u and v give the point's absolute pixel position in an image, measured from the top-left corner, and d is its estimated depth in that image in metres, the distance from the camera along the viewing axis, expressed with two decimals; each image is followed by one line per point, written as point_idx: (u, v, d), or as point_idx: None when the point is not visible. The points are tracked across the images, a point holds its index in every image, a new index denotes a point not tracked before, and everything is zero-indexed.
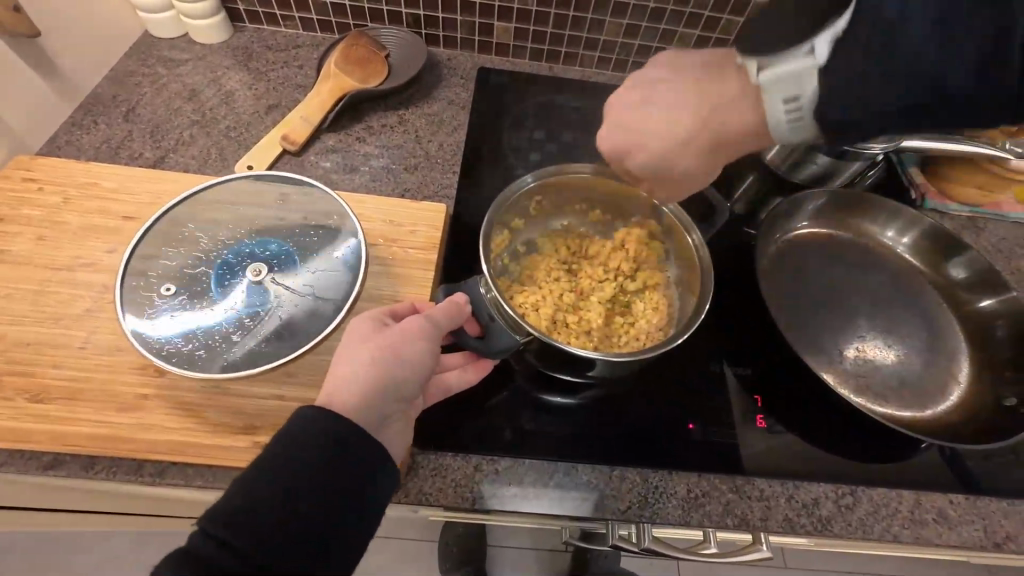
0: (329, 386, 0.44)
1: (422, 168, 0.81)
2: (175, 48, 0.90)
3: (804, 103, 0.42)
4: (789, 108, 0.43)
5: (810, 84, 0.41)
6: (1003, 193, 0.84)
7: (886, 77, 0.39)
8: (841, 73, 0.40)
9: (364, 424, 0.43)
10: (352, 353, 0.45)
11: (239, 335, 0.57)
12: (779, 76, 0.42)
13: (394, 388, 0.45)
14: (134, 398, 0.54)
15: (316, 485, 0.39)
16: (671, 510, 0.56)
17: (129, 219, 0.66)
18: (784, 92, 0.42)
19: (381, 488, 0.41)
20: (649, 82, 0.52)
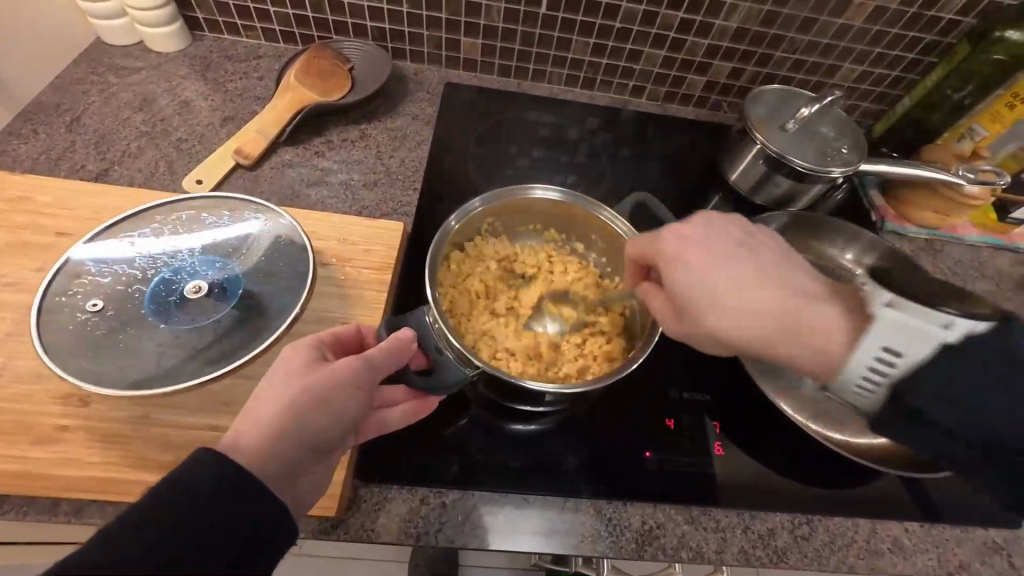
0: (238, 426, 0.42)
1: (382, 185, 0.79)
2: (128, 55, 0.87)
3: (899, 363, 0.42)
4: (880, 358, 0.43)
5: (918, 350, 0.42)
6: (959, 218, 0.85)
7: (991, 396, 0.40)
8: (958, 367, 0.40)
9: (266, 472, 0.41)
10: (270, 391, 0.43)
11: (172, 359, 0.53)
12: (899, 324, 0.42)
13: (310, 441, 0.43)
14: (52, 431, 0.50)
15: (204, 525, 0.36)
16: (625, 543, 0.55)
17: (62, 235, 0.62)
18: (892, 340, 0.42)
19: (278, 530, 0.40)
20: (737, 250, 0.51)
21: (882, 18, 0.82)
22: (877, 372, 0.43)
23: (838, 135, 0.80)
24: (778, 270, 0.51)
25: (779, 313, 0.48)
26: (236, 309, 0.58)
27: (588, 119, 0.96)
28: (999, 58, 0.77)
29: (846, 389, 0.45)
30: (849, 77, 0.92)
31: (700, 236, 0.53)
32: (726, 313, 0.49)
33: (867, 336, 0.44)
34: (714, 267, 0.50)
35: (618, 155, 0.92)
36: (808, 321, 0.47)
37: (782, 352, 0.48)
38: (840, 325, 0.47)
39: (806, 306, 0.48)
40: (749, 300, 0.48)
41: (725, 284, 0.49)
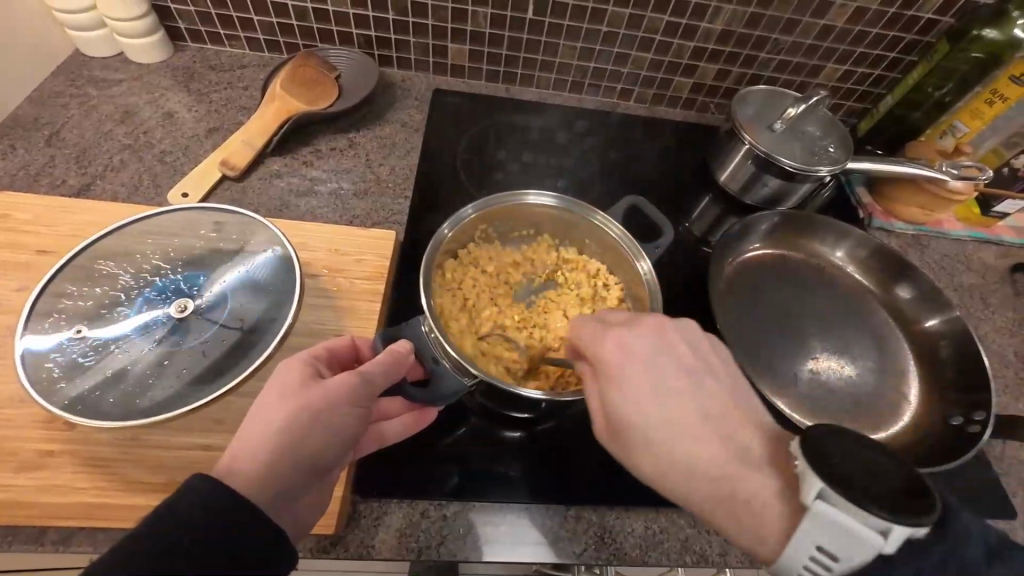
0: (232, 448, 0.41)
1: (372, 194, 0.78)
2: (108, 67, 0.85)
3: (836, 566, 0.36)
4: (818, 556, 0.36)
5: (856, 557, 0.35)
6: (944, 213, 0.87)
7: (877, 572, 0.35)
8: (892, 575, 0.34)
9: (262, 496, 0.40)
10: (265, 411, 0.42)
11: (162, 381, 0.52)
12: (837, 527, 0.35)
13: (308, 463, 0.42)
14: (38, 456, 0.48)
15: (198, 556, 0.35)
16: (629, 550, 0.54)
17: (44, 252, 0.60)
18: (831, 543, 0.35)
19: (275, 558, 0.38)
20: (658, 363, 0.44)
21: (863, 19, 0.83)
22: (817, 566, 0.36)
23: (824, 134, 0.81)
24: (729, 410, 0.44)
25: (725, 468, 0.41)
26: (226, 325, 0.56)
27: (577, 122, 0.96)
28: (977, 57, 0.79)
29: (792, 573, 0.38)
30: (833, 76, 0.93)
31: (645, 352, 0.45)
32: (666, 457, 0.42)
33: (801, 530, 0.37)
34: (664, 402, 0.43)
35: (608, 158, 0.93)
36: (745, 490, 0.41)
37: (704, 508, 0.42)
38: (781, 495, 0.40)
39: (743, 468, 0.41)
40: (691, 451, 0.42)
41: (671, 423, 0.43)
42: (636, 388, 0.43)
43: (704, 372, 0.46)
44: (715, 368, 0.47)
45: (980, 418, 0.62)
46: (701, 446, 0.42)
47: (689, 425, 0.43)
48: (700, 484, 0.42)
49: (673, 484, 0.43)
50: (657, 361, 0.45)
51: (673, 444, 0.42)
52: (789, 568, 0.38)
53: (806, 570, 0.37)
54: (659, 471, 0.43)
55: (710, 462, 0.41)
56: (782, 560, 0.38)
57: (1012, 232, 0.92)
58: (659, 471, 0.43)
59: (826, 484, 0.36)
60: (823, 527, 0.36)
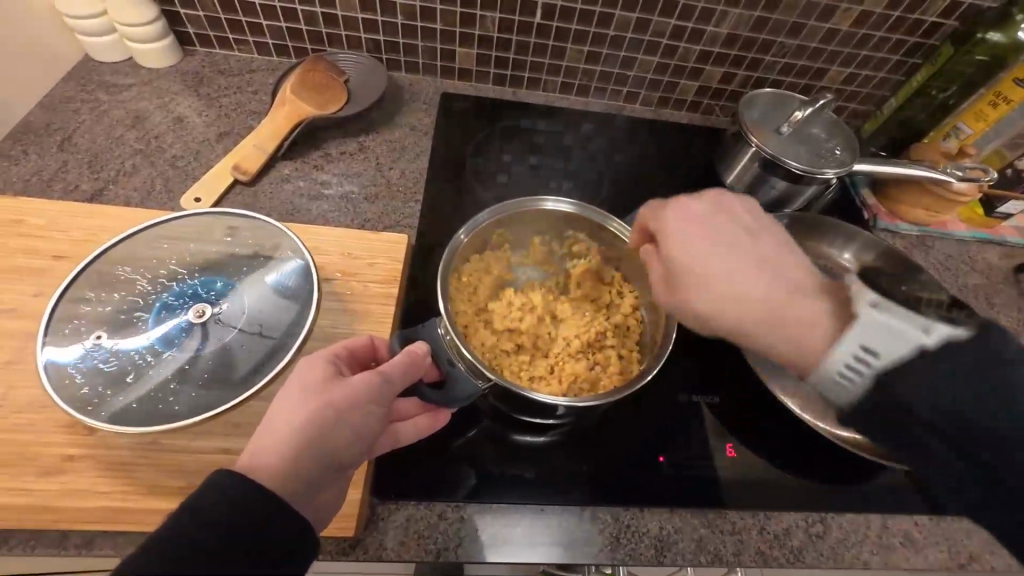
0: (256, 444, 0.41)
1: (383, 197, 0.79)
2: (118, 72, 0.85)
3: (876, 362, 0.41)
4: (859, 356, 0.41)
5: (902, 349, 0.40)
6: (948, 213, 0.87)
7: (939, 399, 0.39)
8: (943, 371, 0.39)
9: (286, 489, 0.40)
10: (287, 408, 0.42)
11: (181, 386, 0.52)
12: (884, 325, 0.41)
13: (330, 459, 0.43)
14: (59, 461, 0.49)
15: (222, 549, 0.36)
16: (644, 550, 0.55)
17: (59, 258, 0.61)
18: (875, 339, 0.41)
19: (302, 547, 0.39)
20: (725, 221, 0.52)
21: (867, 23, 0.84)
22: (854, 367, 0.42)
23: (829, 137, 0.82)
24: (774, 258, 0.50)
25: (776, 299, 0.47)
26: (245, 330, 0.56)
27: (584, 125, 0.97)
28: (981, 60, 0.80)
29: (829, 381, 0.43)
30: (837, 79, 0.94)
31: (699, 215, 0.53)
32: (721, 293, 0.48)
33: (848, 333, 0.42)
34: (719, 253, 0.50)
35: (615, 160, 0.93)
36: (794, 313, 0.46)
37: (748, 327, 0.47)
38: (826, 315, 0.45)
39: (792, 293, 0.47)
40: (740, 280, 0.48)
41: (726, 265, 0.49)
42: (687, 243, 0.51)
43: (758, 234, 0.52)
44: (772, 232, 0.53)
45: None
46: (758, 280, 0.48)
47: (738, 263, 0.49)
48: (757, 308, 0.47)
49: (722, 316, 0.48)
50: (718, 227, 0.52)
51: (731, 282, 0.48)
52: (823, 371, 0.43)
53: (843, 365, 0.42)
54: (709, 306, 0.48)
55: (758, 289, 0.47)
56: (818, 365, 0.44)
57: (1015, 232, 0.93)
58: (708, 305, 0.48)
59: (877, 296, 0.43)
60: (860, 326, 0.42)
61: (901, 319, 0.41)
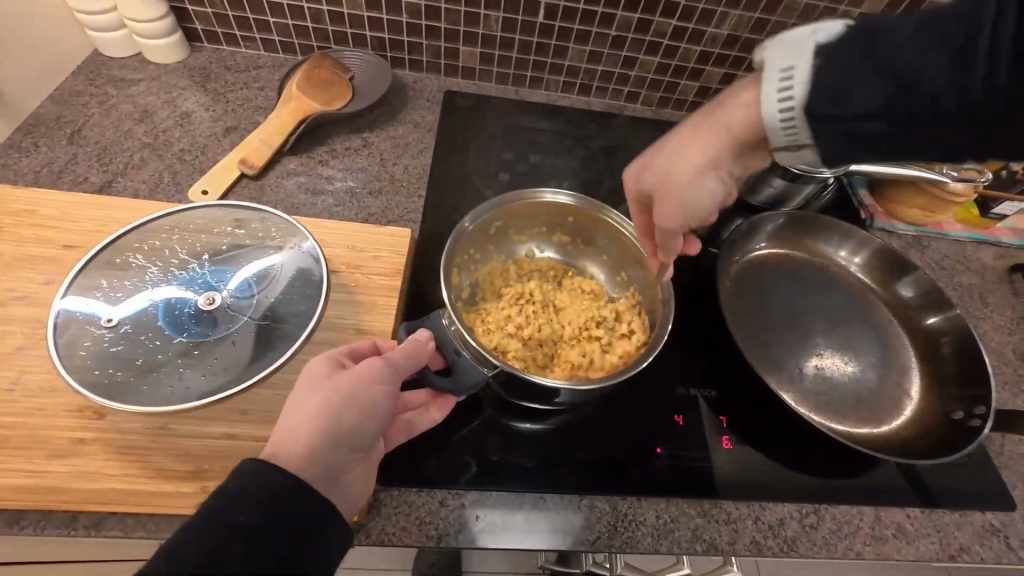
0: (275, 432, 0.42)
1: (386, 193, 0.80)
2: (126, 67, 0.87)
3: (800, 78, 0.41)
4: (782, 86, 0.41)
5: (805, 59, 0.40)
6: (945, 214, 0.89)
7: (874, 84, 0.39)
8: (843, 57, 0.39)
9: (309, 472, 0.41)
10: (302, 398, 0.44)
11: (190, 372, 0.53)
12: (783, 49, 0.41)
13: (347, 443, 0.44)
14: (69, 444, 0.50)
15: (252, 537, 0.37)
16: (641, 538, 0.56)
17: (69, 248, 0.62)
18: (785, 65, 0.41)
19: (327, 530, 0.40)
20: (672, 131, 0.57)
21: None
22: (788, 107, 0.41)
23: None
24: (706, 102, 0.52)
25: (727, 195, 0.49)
26: (252, 319, 0.58)
27: (585, 124, 0.98)
28: None
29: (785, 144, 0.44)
30: None
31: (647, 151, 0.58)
32: (654, 153, 0.52)
33: (761, 83, 0.43)
34: (652, 142, 0.54)
35: (616, 159, 0.94)
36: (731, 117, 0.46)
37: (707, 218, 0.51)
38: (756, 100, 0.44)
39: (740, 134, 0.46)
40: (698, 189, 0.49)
41: (649, 146, 0.54)
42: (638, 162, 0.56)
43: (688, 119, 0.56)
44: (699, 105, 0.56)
45: (981, 412, 0.63)
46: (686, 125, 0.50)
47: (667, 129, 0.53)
48: (696, 133, 0.48)
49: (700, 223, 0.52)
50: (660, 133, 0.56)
51: (654, 148, 0.52)
52: (772, 134, 0.43)
53: (784, 91, 0.41)
54: (652, 171, 0.52)
55: (687, 128, 0.49)
56: (772, 135, 0.43)
57: (1010, 233, 0.94)
58: (655, 167, 0.51)
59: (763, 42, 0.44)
60: (764, 69, 0.42)
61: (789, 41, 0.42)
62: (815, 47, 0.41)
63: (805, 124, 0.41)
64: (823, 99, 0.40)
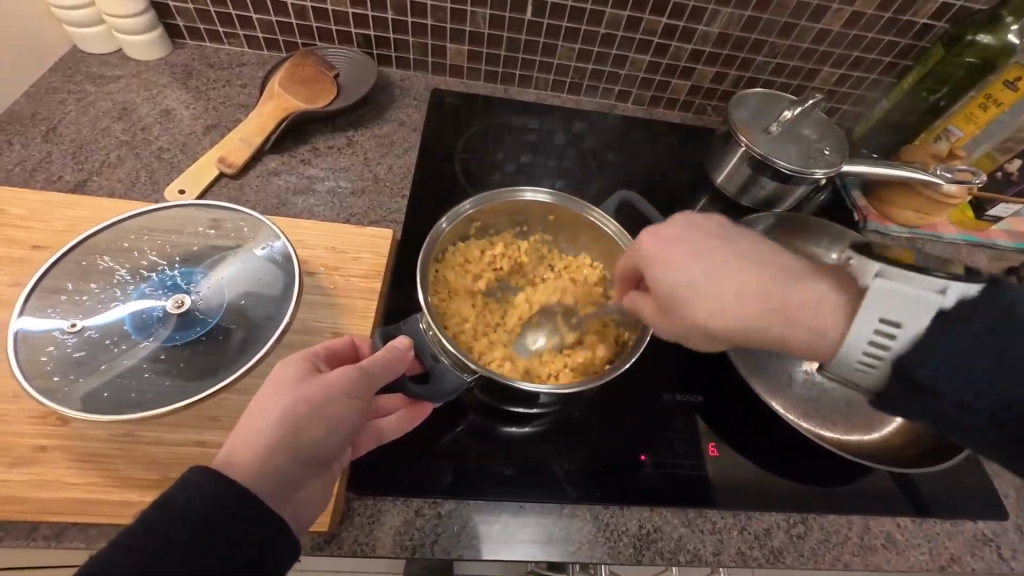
0: (232, 439, 0.41)
1: (370, 192, 0.79)
2: (106, 64, 0.85)
3: (898, 335, 0.43)
4: (879, 332, 0.43)
5: (922, 320, 0.42)
6: (938, 216, 0.87)
7: (937, 361, 0.41)
8: (958, 329, 0.41)
9: (260, 485, 0.40)
10: (264, 403, 0.42)
11: (155, 378, 0.52)
12: (897, 295, 0.43)
13: (308, 454, 0.42)
14: (30, 452, 0.48)
15: (215, 538, 0.36)
16: (623, 548, 0.54)
17: (39, 248, 0.60)
18: (892, 312, 0.43)
19: (280, 544, 0.39)
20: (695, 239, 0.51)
21: (858, 24, 0.84)
22: (876, 350, 0.44)
23: (820, 137, 0.82)
24: (768, 257, 0.50)
25: (782, 311, 0.47)
26: (223, 322, 0.56)
27: (575, 123, 0.96)
28: (971, 62, 0.80)
29: (848, 369, 0.46)
30: (829, 80, 0.93)
31: (680, 236, 0.51)
32: (707, 305, 0.48)
33: (865, 310, 0.44)
34: (711, 280, 0.48)
35: (606, 159, 0.93)
36: (793, 303, 0.47)
37: (776, 333, 0.47)
38: (836, 303, 0.47)
39: (799, 283, 0.48)
40: (730, 290, 0.48)
41: (697, 283, 0.48)
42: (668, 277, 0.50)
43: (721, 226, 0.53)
44: (736, 236, 0.52)
45: None
46: (747, 297, 0.47)
47: (730, 273, 0.48)
48: (766, 318, 0.47)
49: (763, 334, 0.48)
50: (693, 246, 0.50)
51: (700, 295, 0.48)
52: (845, 358, 0.45)
53: (874, 338, 0.44)
54: (697, 322, 0.49)
55: (749, 298, 0.47)
56: (839, 360, 0.46)
57: (1006, 236, 0.92)
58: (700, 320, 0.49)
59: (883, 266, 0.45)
60: (871, 303, 0.44)
61: (912, 285, 0.43)
62: (933, 314, 0.42)
63: (884, 370, 0.44)
64: (918, 366, 0.42)
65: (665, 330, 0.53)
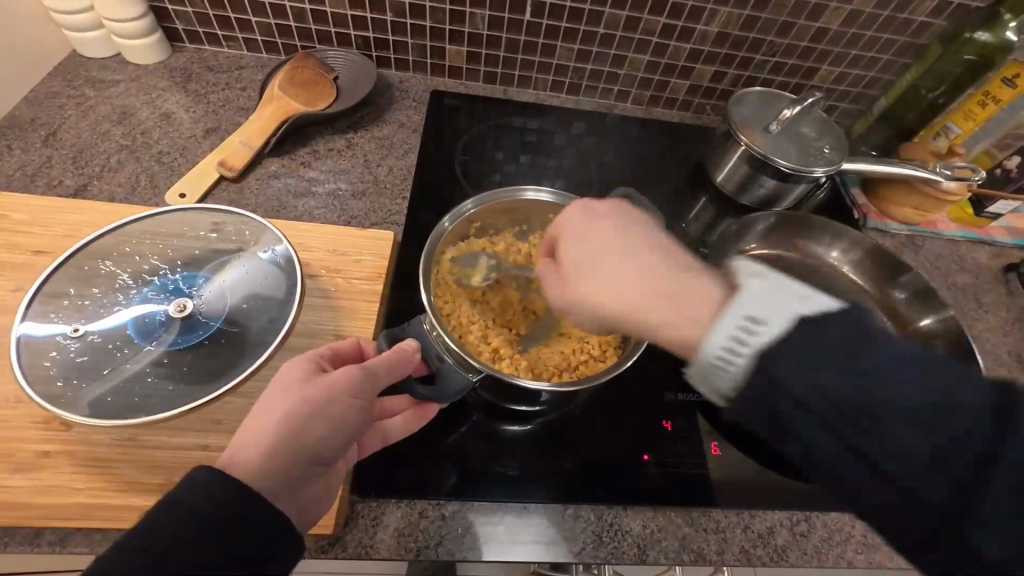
0: (238, 438, 0.41)
1: (370, 194, 0.79)
2: (105, 68, 0.85)
3: (754, 338, 0.38)
4: (745, 326, 0.38)
5: (777, 319, 0.38)
6: (937, 213, 0.87)
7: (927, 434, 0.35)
8: (815, 339, 0.37)
9: (264, 484, 0.40)
10: (269, 403, 0.42)
11: (159, 383, 0.52)
12: (767, 288, 0.40)
13: (309, 453, 0.42)
14: (34, 457, 0.48)
15: (220, 535, 0.37)
16: (626, 549, 0.54)
17: (40, 253, 0.60)
18: (756, 310, 0.39)
19: (285, 542, 0.39)
20: (635, 219, 0.49)
21: (857, 22, 0.84)
22: (733, 348, 0.38)
23: (820, 136, 0.82)
24: (627, 231, 0.48)
25: (668, 306, 0.43)
26: (225, 326, 0.56)
27: (574, 123, 0.96)
28: (970, 59, 0.82)
29: (708, 367, 0.39)
30: (827, 79, 0.93)
31: (601, 212, 0.50)
32: (599, 287, 0.45)
33: (734, 303, 0.39)
34: (601, 261, 0.46)
35: (605, 159, 0.93)
36: (680, 295, 0.43)
37: (652, 328, 0.43)
38: (713, 300, 0.42)
39: (672, 280, 0.44)
40: (628, 276, 0.45)
41: (595, 258, 0.47)
42: (575, 255, 0.48)
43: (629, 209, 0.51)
44: (623, 216, 0.50)
45: None
46: (633, 275, 0.44)
47: (633, 257, 0.45)
48: (627, 305, 0.44)
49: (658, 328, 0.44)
50: (598, 224, 0.49)
51: (594, 272, 0.46)
52: (703, 363, 0.39)
53: (739, 334, 0.38)
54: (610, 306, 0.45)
55: (627, 283, 0.44)
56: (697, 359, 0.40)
57: (1005, 232, 0.93)
58: (604, 301, 0.45)
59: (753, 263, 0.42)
60: (743, 298, 0.39)
61: (777, 283, 0.40)
62: (791, 321, 0.38)
63: (745, 370, 0.38)
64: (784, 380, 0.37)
65: (559, 299, 0.49)
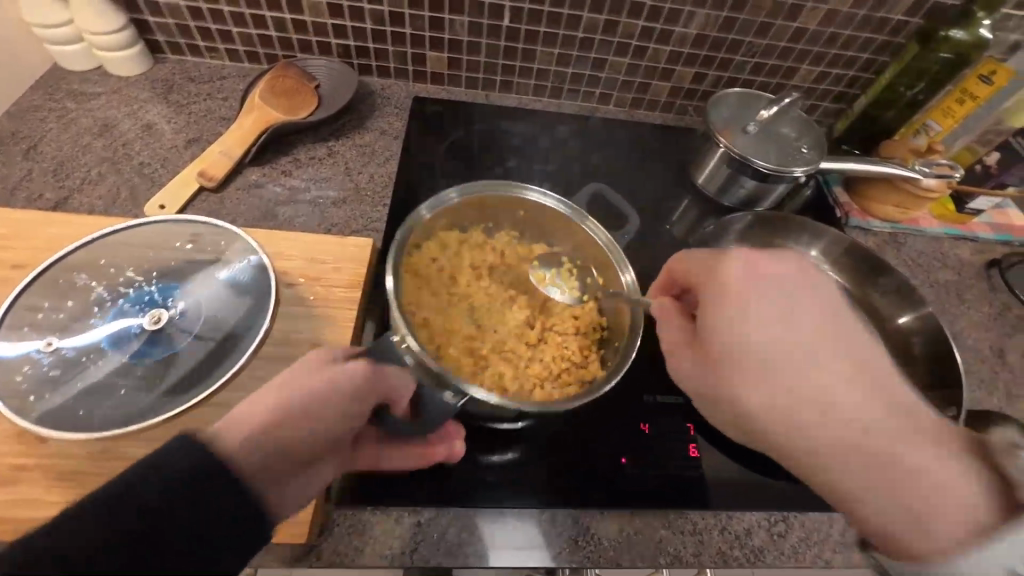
0: (242, 408, 0.42)
1: (351, 202, 0.79)
2: (87, 81, 0.86)
3: None
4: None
5: None
6: (919, 210, 0.88)
7: None
8: None
9: (249, 461, 0.39)
10: (278, 385, 0.43)
11: (133, 394, 0.52)
12: None
13: (296, 445, 0.42)
14: (9, 471, 0.49)
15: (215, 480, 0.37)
16: (603, 553, 0.54)
17: (18, 267, 0.61)
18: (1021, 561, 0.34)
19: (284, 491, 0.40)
20: (794, 303, 0.46)
21: (834, 22, 0.84)
22: None
23: (799, 136, 0.82)
24: (833, 335, 0.45)
25: (860, 459, 0.39)
26: (200, 337, 0.57)
27: (557, 127, 0.97)
28: (946, 56, 0.82)
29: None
30: (808, 78, 0.94)
31: (771, 278, 0.47)
32: (746, 380, 0.44)
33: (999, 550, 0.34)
34: (787, 353, 0.44)
35: (587, 162, 0.93)
36: (897, 454, 0.39)
37: (801, 450, 0.42)
38: (942, 482, 0.37)
39: (902, 435, 0.39)
40: (821, 392, 0.42)
41: (763, 349, 0.44)
42: (730, 327, 0.46)
43: (830, 290, 0.48)
44: (809, 298, 0.46)
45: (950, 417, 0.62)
46: (780, 372, 0.43)
47: (794, 350, 0.44)
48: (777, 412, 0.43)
49: (778, 435, 0.43)
50: (792, 309, 0.45)
51: (767, 369, 0.44)
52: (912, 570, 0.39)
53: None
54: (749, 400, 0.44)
55: (770, 385, 0.43)
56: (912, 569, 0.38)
57: (988, 229, 0.93)
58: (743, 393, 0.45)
59: None
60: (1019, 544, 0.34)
61: None
62: None
63: None
64: None
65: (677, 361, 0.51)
